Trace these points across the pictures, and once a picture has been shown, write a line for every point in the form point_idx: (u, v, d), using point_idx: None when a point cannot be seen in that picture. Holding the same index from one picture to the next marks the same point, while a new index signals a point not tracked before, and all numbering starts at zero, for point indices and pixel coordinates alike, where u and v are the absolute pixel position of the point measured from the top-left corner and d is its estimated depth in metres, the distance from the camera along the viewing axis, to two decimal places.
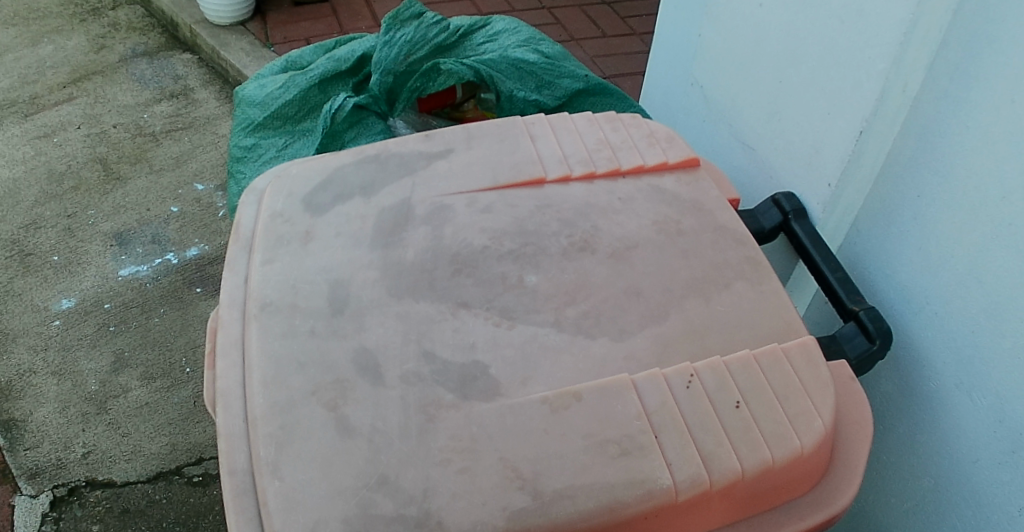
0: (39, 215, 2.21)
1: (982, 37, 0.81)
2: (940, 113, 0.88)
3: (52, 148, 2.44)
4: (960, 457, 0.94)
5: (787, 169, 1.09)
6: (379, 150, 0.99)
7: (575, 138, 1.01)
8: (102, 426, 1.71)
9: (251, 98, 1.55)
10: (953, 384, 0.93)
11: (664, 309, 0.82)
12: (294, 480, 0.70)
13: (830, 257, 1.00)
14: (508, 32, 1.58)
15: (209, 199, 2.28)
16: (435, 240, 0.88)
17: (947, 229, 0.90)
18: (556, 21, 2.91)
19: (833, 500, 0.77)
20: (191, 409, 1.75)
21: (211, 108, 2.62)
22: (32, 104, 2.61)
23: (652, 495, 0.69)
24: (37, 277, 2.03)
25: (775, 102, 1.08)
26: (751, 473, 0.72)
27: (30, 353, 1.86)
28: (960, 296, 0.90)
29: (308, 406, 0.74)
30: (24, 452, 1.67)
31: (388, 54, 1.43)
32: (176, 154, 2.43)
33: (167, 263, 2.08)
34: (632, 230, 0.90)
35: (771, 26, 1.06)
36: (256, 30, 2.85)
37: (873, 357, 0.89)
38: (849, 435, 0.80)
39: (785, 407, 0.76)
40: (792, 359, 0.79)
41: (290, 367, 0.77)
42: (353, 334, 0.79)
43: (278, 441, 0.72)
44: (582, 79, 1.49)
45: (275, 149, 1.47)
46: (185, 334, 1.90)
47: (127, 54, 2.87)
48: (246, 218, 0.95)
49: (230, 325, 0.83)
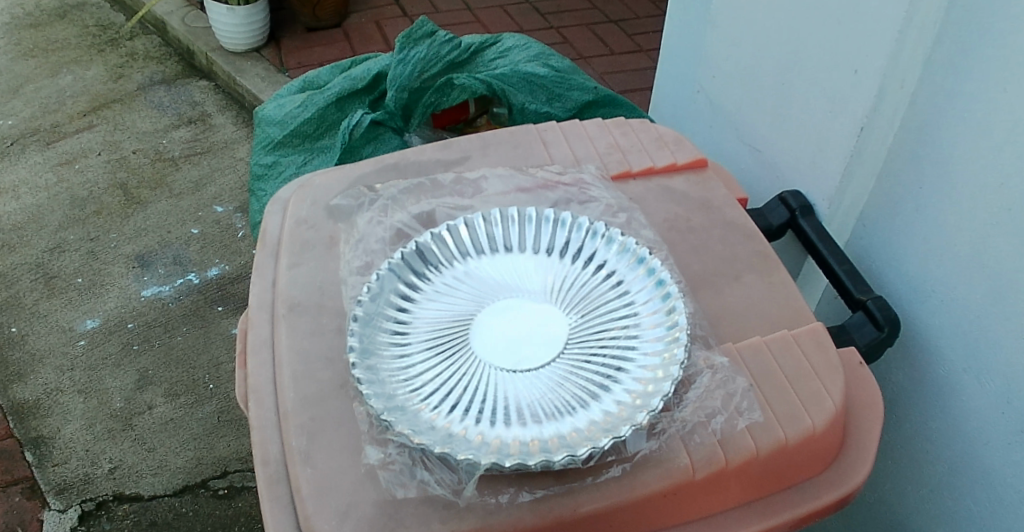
0: (64, 239, 2.27)
1: (973, 32, 0.84)
2: (938, 106, 0.91)
3: (74, 174, 2.51)
4: (972, 439, 0.97)
5: (793, 168, 1.12)
6: (399, 159, 1.05)
7: (586, 143, 1.07)
8: (128, 442, 1.75)
9: (270, 118, 1.61)
10: (962, 369, 0.96)
11: (661, 273, 0.85)
12: (325, 467, 0.73)
13: (838, 251, 1.02)
14: (518, 47, 1.63)
15: (228, 220, 2.33)
16: (446, 227, 0.91)
17: (949, 218, 0.93)
18: (564, 40, 2.97)
19: (847, 480, 0.79)
20: (215, 424, 1.79)
21: (229, 132, 2.69)
22: (54, 133, 2.69)
23: (670, 474, 0.72)
24: (62, 299, 2.09)
25: (780, 104, 1.12)
26: (765, 452, 0.75)
27: (56, 372, 1.90)
28: (966, 283, 0.92)
29: (338, 398, 0.77)
30: (52, 468, 1.71)
31: (403, 71, 1.46)
32: (197, 178, 2.48)
33: (189, 283, 2.13)
34: (644, 228, 0.94)
35: (772, 31, 1.10)
36: (271, 56, 2.92)
37: (882, 344, 0.91)
38: (860, 417, 0.83)
39: (796, 389, 0.78)
40: (802, 344, 0.82)
41: (319, 362, 0.80)
42: (363, 314, 0.82)
43: (309, 431, 0.76)
44: (592, 91, 1.54)
45: (296, 165, 1.51)
46: (207, 352, 1.94)
47: (145, 83, 2.95)
48: (273, 225, 0.98)
49: (260, 325, 0.86)
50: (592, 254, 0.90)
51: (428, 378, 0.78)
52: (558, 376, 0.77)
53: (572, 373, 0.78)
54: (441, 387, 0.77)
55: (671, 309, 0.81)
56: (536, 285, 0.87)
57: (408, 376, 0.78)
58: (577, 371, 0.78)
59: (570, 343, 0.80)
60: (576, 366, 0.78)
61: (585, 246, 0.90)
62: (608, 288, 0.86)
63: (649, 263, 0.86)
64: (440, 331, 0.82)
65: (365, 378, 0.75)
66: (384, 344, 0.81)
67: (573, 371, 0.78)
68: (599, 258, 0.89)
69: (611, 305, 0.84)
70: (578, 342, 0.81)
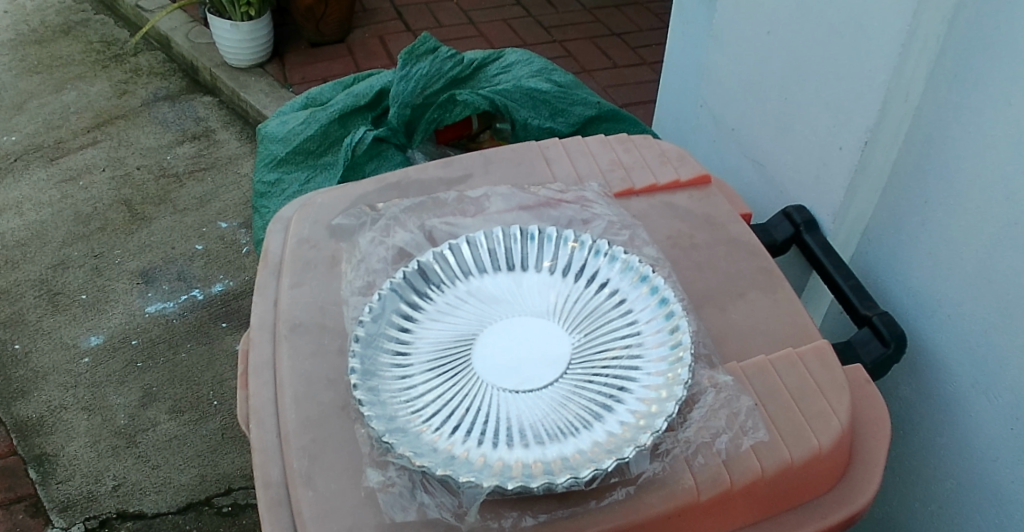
0: (68, 255, 2.28)
1: (978, 45, 0.84)
2: (943, 119, 0.91)
3: (78, 191, 2.52)
4: (979, 456, 0.95)
5: (797, 183, 1.12)
6: (401, 178, 1.05)
7: (589, 160, 1.07)
8: (131, 459, 1.75)
9: (273, 134, 1.61)
10: (969, 385, 0.95)
11: (664, 291, 0.84)
12: (327, 490, 0.72)
13: (842, 266, 1.01)
14: (521, 63, 1.62)
15: (232, 236, 2.33)
16: (448, 246, 0.91)
17: (955, 233, 0.92)
18: (568, 53, 2.98)
19: (853, 499, 0.78)
20: (219, 441, 1.78)
21: (232, 148, 2.70)
22: (58, 149, 2.70)
23: (674, 495, 0.71)
24: (67, 315, 2.09)
25: (783, 118, 1.11)
26: (771, 472, 0.74)
27: (61, 389, 1.90)
28: (972, 299, 0.92)
29: (339, 419, 0.77)
30: (56, 486, 1.71)
31: (406, 87, 1.46)
32: (201, 194, 2.49)
33: (193, 299, 2.13)
34: (647, 246, 0.94)
35: (776, 45, 1.10)
36: (275, 71, 2.93)
37: (888, 361, 0.90)
38: (867, 435, 0.82)
39: (801, 408, 0.77)
40: (807, 362, 0.81)
41: (321, 383, 0.80)
42: (365, 334, 0.81)
43: (310, 453, 0.75)
44: (595, 105, 1.54)
45: (299, 183, 1.52)
46: (211, 369, 1.94)
47: (148, 99, 2.96)
48: (274, 244, 0.98)
49: (261, 345, 0.86)
50: (595, 272, 0.89)
51: (429, 399, 0.78)
52: (560, 396, 0.77)
53: (576, 393, 0.77)
54: (442, 408, 0.77)
55: (674, 327, 0.81)
56: (538, 303, 0.86)
57: (411, 397, 0.78)
58: (580, 391, 0.77)
59: (574, 361, 0.80)
60: (580, 385, 0.78)
61: (586, 266, 0.90)
62: (611, 306, 0.86)
63: (653, 280, 0.85)
64: (442, 351, 0.82)
65: (366, 400, 0.75)
66: (385, 366, 0.80)
67: (576, 390, 0.77)
68: (601, 277, 0.89)
69: (614, 323, 0.84)
70: (582, 360, 0.80)
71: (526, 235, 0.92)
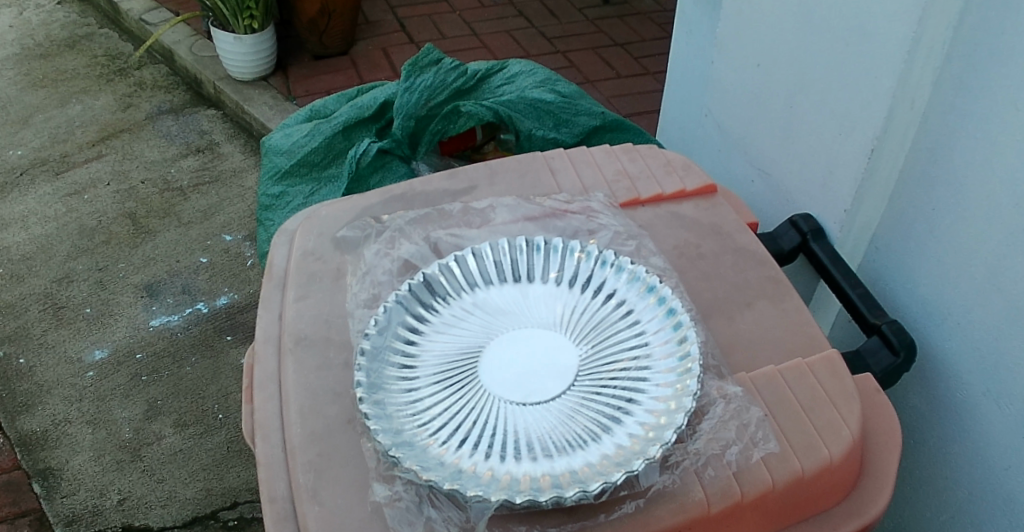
0: (72, 269, 2.28)
1: (984, 51, 0.84)
2: (949, 125, 0.91)
3: (83, 204, 2.52)
4: (992, 464, 0.94)
5: (803, 191, 1.11)
6: (406, 189, 1.04)
7: (594, 171, 1.06)
8: (136, 473, 1.74)
9: (277, 147, 1.61)
10: (981, 392, 0.94)
11: (671, 301, 0.84)
12: (333, 505, 0.72)
13: (851, 275, 1.01)
14: (524, 73, 1.62)
15: (236, 249, 2.33)
16: (454, 257, 0.90)
17: (964, 240, 0.92)
18: (570, 64, 2.99)
19: (865, 510, 0.77)
20: (224, 455, 1.77)
21: (236, 161, 2.71)
22: (63, 163, 2.71)
23: (685, 508, 0.70)
24: (71, 329, 2.09)
25: (789, 127, 1.11)
26: (783, 484, 0.73)
27: (65, 403, 1.90)
28: (981, 305, 0.91)
29: (346, 434, 0.76)
30: (60, 500, 1.70)
31: (410, 99, 1.46)
32: (205, 207, 2.49)
33: (198, 312, 2.13)
34: (653, 256, 0.93)
35: (781, 53, 1.10)
36: (278, 84, 2.94)
37: (898, 370, 0.89)
38: (878, 445, 0.81)
39: (812, 418, 0.77)
40: (816, 372, 0.80)
41: (327, 397, 0.79)
42: (371, 347, 0.81)
43: (316, 467, 0.74)
44: (599, 116, 1.53)
45: (303, 196, 1.51)
46: (217, 381, 1.94)
47: (153, 112, 2.97)
48: (279, 258, 0.98)
49: (266, 359, 0.86)
50: (601, 283, 0.89)
51: (436, 413, 0.77)
52: (568, 408, 0.76)
53: (583, 405, 0.76)
54: (450, 421, 0.76)
55: (682, 338, 0.80)
56: (544, 315, 0.86)
57: (417, 411, 0.77)
58: (588, 403, 0.76)
59: (580, 374, 0.79)
60: (587, 398, 0.77)
61: (593, 278, 0.89)
62: (618, 317, 0.85)
63: (660, 291, 0.85)
64: (449, 363, 0.81)
65: (372, 413, 0.75)
66: (392, 380, 0.80)
67: (583, 402, 0.76)
68: (607, 289, 0.88)
69: (621, 335, 0.83)
70: (589, 373, 0.79)
71: (532, 247, 0.92)
